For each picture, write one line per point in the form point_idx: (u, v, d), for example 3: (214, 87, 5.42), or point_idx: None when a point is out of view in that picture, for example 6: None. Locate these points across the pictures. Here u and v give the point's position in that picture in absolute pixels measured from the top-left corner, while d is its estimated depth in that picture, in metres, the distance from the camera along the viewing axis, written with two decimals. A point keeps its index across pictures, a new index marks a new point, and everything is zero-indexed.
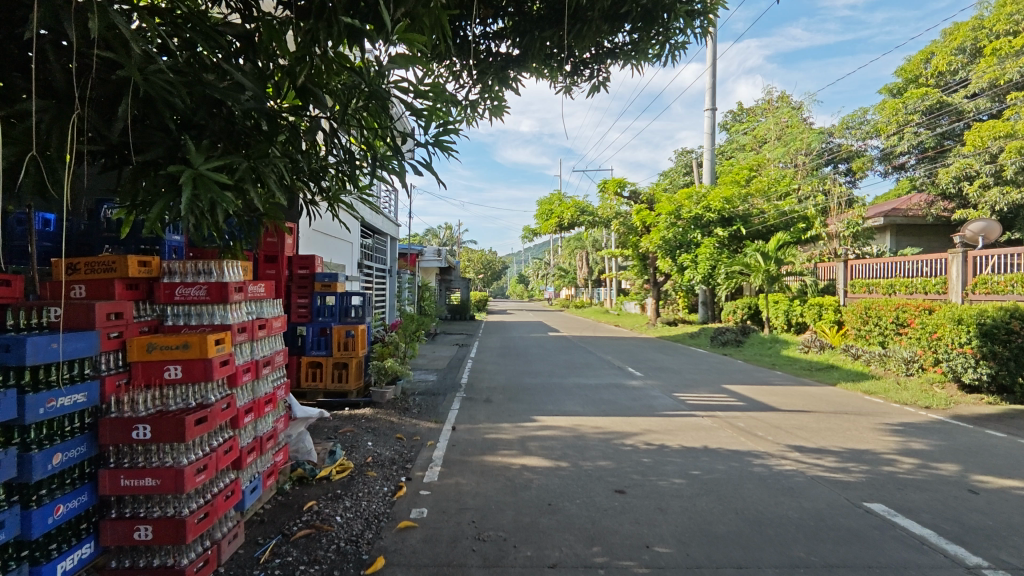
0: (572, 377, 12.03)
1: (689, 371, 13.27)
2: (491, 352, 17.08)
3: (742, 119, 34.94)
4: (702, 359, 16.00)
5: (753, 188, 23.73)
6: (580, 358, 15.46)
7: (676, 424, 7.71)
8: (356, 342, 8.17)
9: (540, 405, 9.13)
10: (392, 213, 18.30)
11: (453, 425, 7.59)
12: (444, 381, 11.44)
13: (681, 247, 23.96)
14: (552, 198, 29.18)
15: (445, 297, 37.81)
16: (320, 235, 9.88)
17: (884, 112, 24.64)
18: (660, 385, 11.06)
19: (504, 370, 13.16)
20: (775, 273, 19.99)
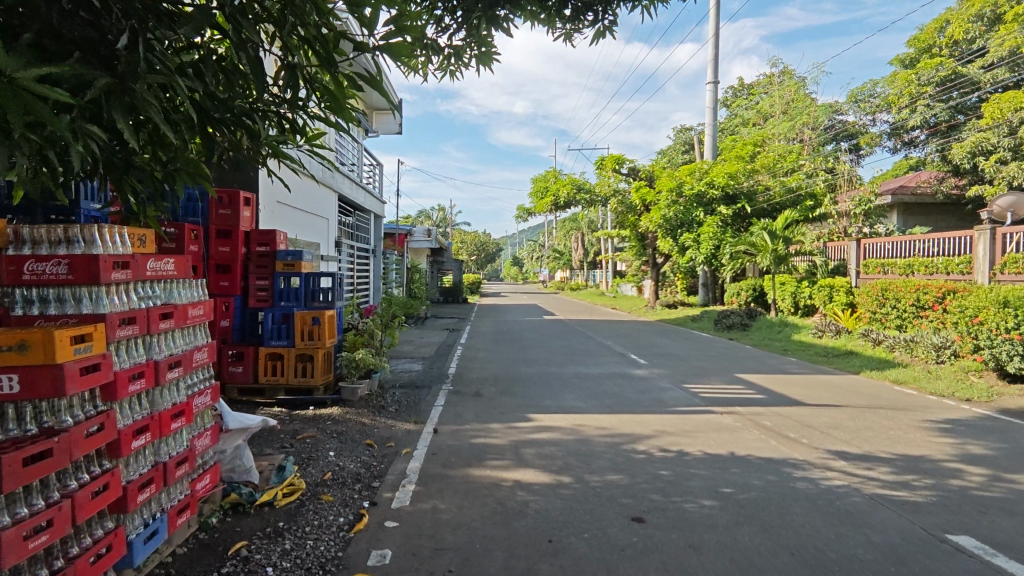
0: (571, 366, 10.99)
1: (696, 358, 12.24)
2: (483, 337, 16.06)
3: (744, 94, 33.62)
4: (709, 344, 14.99)
5: (759, 164, 22.61)
6: (577, 343, 14.41)
7: (694, 424, 6.67)
8: (323, 330, 7.01)
9: (536, 400, 8.07)
10: (376, 189, 17.17)
11: (435, 427, 6.51)
12: (430, 372, 10.36)
13: (683, 226, 22.89)
14: (547, 175, 28.00)
15: (437, 279, 36.72)
16: (282, 207, 8.75)
17: (896, 84, 23.43)
18: (668, 375, 10.04)
19: (495, 358, 12.11)
20: (783, 254, 18.79)
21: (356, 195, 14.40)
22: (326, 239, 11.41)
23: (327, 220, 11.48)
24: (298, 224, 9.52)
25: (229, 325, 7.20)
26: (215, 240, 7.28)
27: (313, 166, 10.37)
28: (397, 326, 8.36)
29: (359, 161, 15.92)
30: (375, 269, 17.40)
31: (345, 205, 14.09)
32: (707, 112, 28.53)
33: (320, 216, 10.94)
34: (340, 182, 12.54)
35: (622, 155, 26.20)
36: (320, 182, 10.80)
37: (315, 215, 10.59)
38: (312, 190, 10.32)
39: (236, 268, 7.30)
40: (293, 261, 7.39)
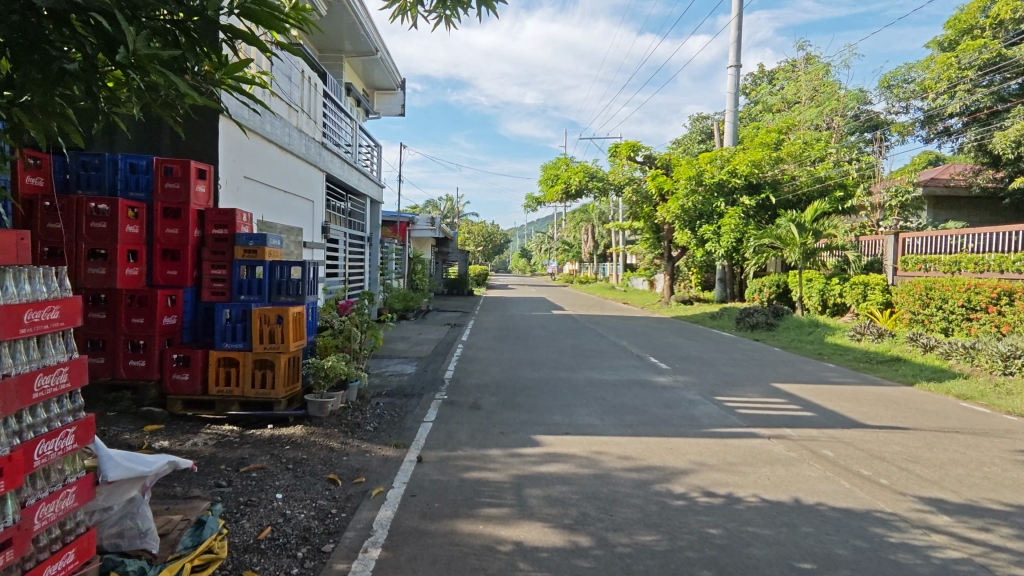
0: (583, 371, 9.74)
1: (723, 362, 10.95)
2: (487, 333, 14.87)
3: (765, 81, 32.01)
4: (733, 345, 13.70)
5: (785, 152, 21.16)
6: (589, 343, 13.16)
7: (740, 455, 5.40)
8: (287, 332, 5.74)
9: (545, 415, 6.83)
10: (373, 172, 16.00)
11: (419, 454, 5.28)
12: (424, 376, 9.15)
13: (702, 217, 21.54)
14: (557, 162, 26.63)
15: (441, 270, 35.50)
16: (250, 183, 7.56)
17: (932, 67, 21.88)
18: (694, 384, 8.77)
19: (499, 358, 10.87)
20: (812, 248, 17.36)
21: (349, 178, 13.19)
22: (310, 225, 10.21)
23: (312, 203, 10.29)
24: (271, 204, 8.32)
25: (177, 323, 5.98)
26: (161, 220, 6.08)
27: (294, 140, 9.16)
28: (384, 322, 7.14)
29: (354, 141, 14.66)
30: (372, 258, 16.19)
31: (336, 188, 12.87)
32: (728, 98, 27.02)
33: (303, 198, 9.74)
34: (329, 162, 11.33)
35: (638, 142, 24.80)
36: (302, 159, 9.59)
37: (295, 196, 9.39)
38: (291, 168, 9.12)
39: (187, 253, 6.09)
40: (255, 247, 6.20)
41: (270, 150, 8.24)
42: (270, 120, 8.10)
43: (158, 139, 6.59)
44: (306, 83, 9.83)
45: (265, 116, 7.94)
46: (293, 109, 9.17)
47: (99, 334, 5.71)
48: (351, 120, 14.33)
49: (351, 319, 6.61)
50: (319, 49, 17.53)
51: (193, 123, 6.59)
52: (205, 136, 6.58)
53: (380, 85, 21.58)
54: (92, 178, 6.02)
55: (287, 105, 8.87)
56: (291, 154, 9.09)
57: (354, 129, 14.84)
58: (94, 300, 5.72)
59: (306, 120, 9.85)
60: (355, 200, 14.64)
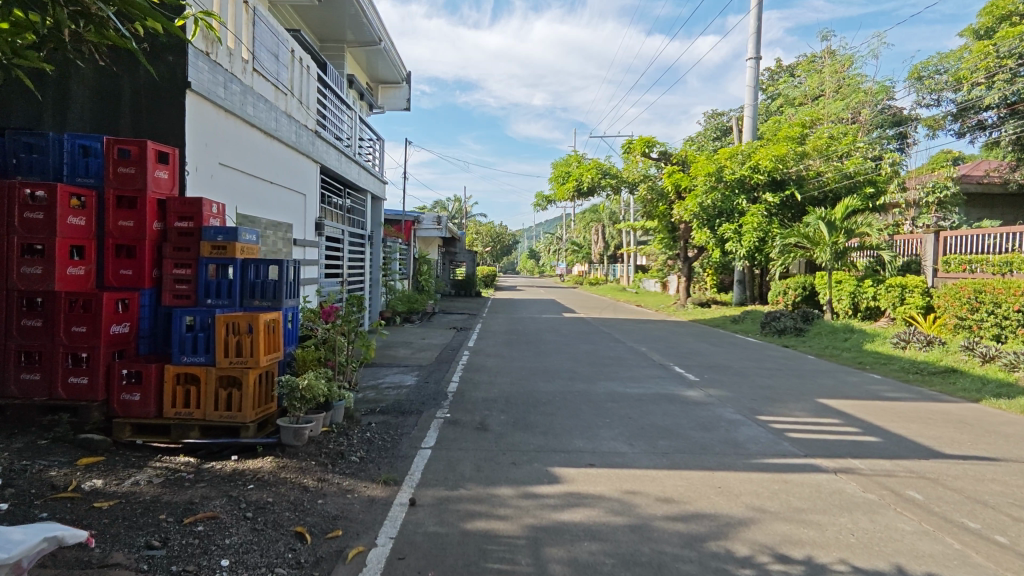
0: (603, 382, 8.74)
1: (756, 373, 9.93)
2: (495, 338, 13.89)
3: (784, 76, 30.88)
4: (763, 352, 12.66)
5: (810, 146, 20.08)
6: (605, 349, 12.18)
7: (806, 498, 4.39)
8: (257, 344, 4.77)
9: (564, 440, 5.84)
10: (374, 166, 15.09)
11: (413, 495, 4.31)
12: (425, 389, 8.19)
13: (722, 215, 20.49)
14: (569, 159, 25.50)
15: (448, 271, 34.57)
16: (227, 171, 6.61)
17: (967, 57, 20.74)
18: (731, 400, 7.75)
19: (509, 367, 9.89)
20: (843, 248, 16.25)
21: (347, 171, 12.23)
22: (301, 220, 9.29)
23: (303, 196, 9.37)
24: (253, 196, 7.37)
25: (131, 331, 5.06)
26: (114, 210, 5.14)
27: (283, 126, 8.22)
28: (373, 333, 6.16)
29: (354, 132, 13.71)
30: (373, 258, 15.25)
31: (332, 183, 11.92)
32: (747, 92, 25.91)
33: (292, 191, 8.82)
34: (325, 154, 10.39)
35: (652, 137, 23.76)
36: (292, 147, 8.65)
37: (284, 187, 8.47)
38: (279, 157, 8.20)
39: (144, 249, 5.16)
40: (224, 242, 5.25)
41: (252, 136, 7.31)
42: (252, 102, 7.16)
43: (116, 119, 5.67)
44: (298, 65, 8.88)
45: (246, 98, 7.01)
46: (282, 92, 8.23)
47: (37, 346, 4.80)
48: (352, 111, 13.37)
49: (335, 329, 5.61)
50: (320, 38, 16.61)
51: (155, 101, 5.65)
52: (170, 114, 5.65)
53: (384, 77, 20.66)
54: (33, 162, 5.14)
55: (275, 87, 7.93)
56: (279, 142, 8.16)
57: (355, 120, 13.88)
58: (29, 304, 4.83)
59: (298, 105, 8.89)
60: (354, 196, 13.68)
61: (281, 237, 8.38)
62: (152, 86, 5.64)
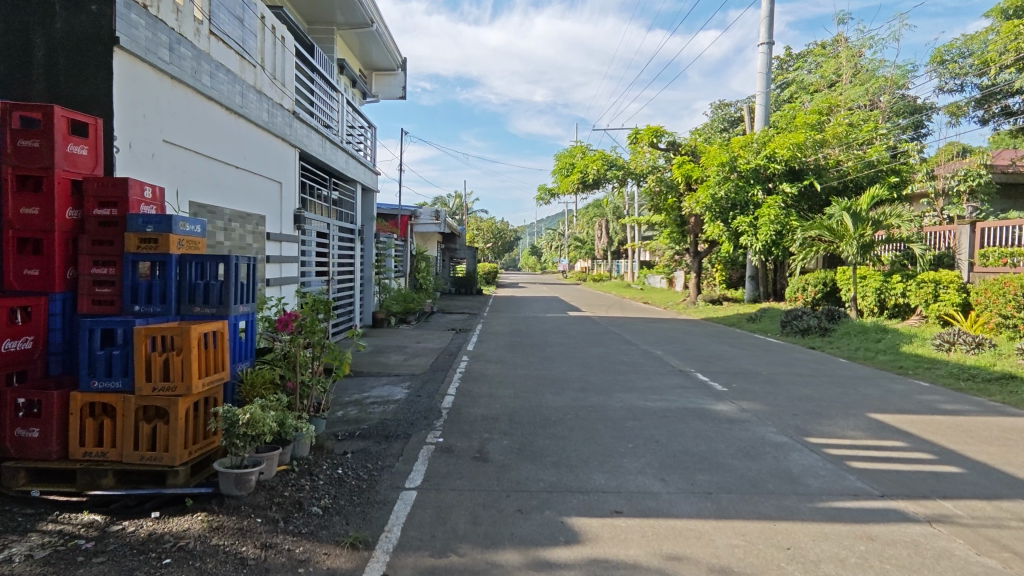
0: (620, 395, 7.66)
1: (788, 380, 8.87)
2: (496, 341, 12.82)
3: (795, 63, 29.66)
4: (788, 355, 11.58)
5: (829, 133, 18.94)
6: (616, 353, 11.09)
7: (908, 567, 3.32)
8: (186, 365, 3.67)
9: (582, 474, 4.76)
10: (365, 156, 14.03)
11: (385, 566, 3.23)
12: (416, 404, 7.13)
13: (735, 208, 19.34)
14: (573, 150, 24.36)
15: (447, 268, 33.44)
16: (172, 150, 5.51)
17: (995, 39, 19.57)
18: (769, 417, 6.69)
19: (513, 376, 8.82)
20: (870, 240, 15.13)
21: (333, 160, 11.13)
22: (276, 211, 8.21)
23: (278, 184, 8.29)
24: (209, 181, 6.28)
25: (37, 348, 4.02)
26: (14, 194, 4.08)
27: (250, 102, 7.14)
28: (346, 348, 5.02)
29: (343, 118, 12.59)
30: (364, 254, 14.17)
31: (316, 172, 10.83)
32: (759, 78, 24.73)
33: (264, 177, 7.75)
34: (305, 139, 9.30)
35: (660, 126, 22.63)
36: (262, 128, 7.57)
37: (252, 173, 7.39)
38: (246, 139, 7.13)
39: (53, 243, 4.10)
40: (154, 234, 4.16)
41: (210, 111, 6.24)
42: (208, 70, 6.08)
43: (27, 83, 4.61)
44: (269, 34, 7.80)
45: (200, 65, 5.93)
46: (250, 64, 7.15)
47: None
48: (340, 94, 12.26)
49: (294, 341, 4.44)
50: (307, 19, 15.49)
51: (74, 60, 4.56)
52: (94, 77, 4.58)
53: (378, 63, 19.51)
54: None
55: (239, 56, 6.85)
56: (246, 121, 7.10)
57: (345, 105, 12.76)
58: None
59: (270, 81, 7.81)
60: (342, 186, 12.56)
61: (249, 230, 7.29)
62: (69, 41, 4.55)
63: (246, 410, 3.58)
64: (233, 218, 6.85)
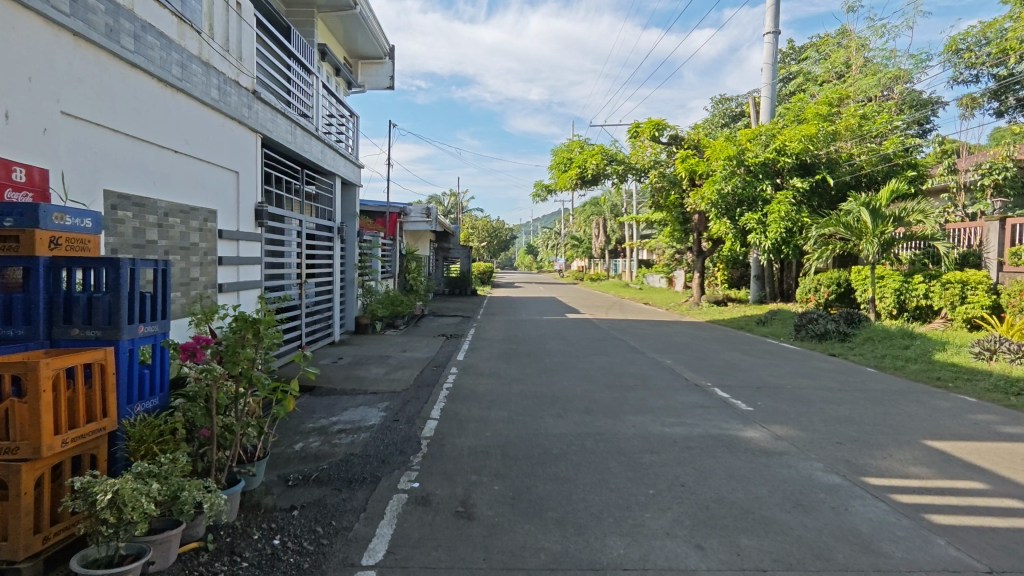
0: (630, 419, 6.58)
1: (818, 397, 7.81)
2: (490, 349, 11.75)
3: (799, 55, 28.68)
4: (809, 364, 10.54)
5: (842, 125, 17.92)
6: (622, 364, 10.02)
7: None
8: (33, 416, 2.54)
9: (595, 541, 3.67)
10: (345, 148, 12.97)
11: None
12: (391, 432, 6.04)
13: (743, 204, 18.31)
14: (570, 145, 23.27)
15: (441, 269, 32.33)
16: (75, 125, 4.43)
17: (1014, 25, 18.57)
18: (812, 448, 5.62)
19: (507, 394, 7.74)
20: (890, 237, 14.12)
21: (306, 150, 10.01)
22: (232, 206, 7.11)
23: (235, 174, 7.19)
24: (134, 166, 5.19)
25: None
26: None
27: (193, 75, 6.05)
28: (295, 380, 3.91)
29: (320, 104, 11.45)
30: (346, 255, 13.07)
31: (285, 163, 9.73)
32: (764, 69, 23.70)
33: (214, 165, 6.65)
34: (269, 124, 8.20)
35: (662, 119, 21.55)
36: (211, 108, 6.49)
37: (198, 160, 6.31)
38: (188, 118, 6.04)
39: None
40: (13, 230, 3.03)
41: (136, 82, 5.17)
42: (129, 30, 5.01)
43: None
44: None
45: (118, 23, 4.86)
46: (191, 29, 6.07)
47: None
48: (315, 78, 11.14)
49: (209, 376, 3.24)
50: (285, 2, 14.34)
51: None
52: None
53: (364, 51, 18.37)
54: None
55: (177, 19, 5.78)
56: (189, 97, 6.02)
57: (322, 91, 11.62)
58: None
59: (223, 54, 6.73)
60: (318, 180, 11.44)
61: (192, 228, 6.19)
62: None
63: (110, 482, 2.45)
64: (168, 211, 5.74)
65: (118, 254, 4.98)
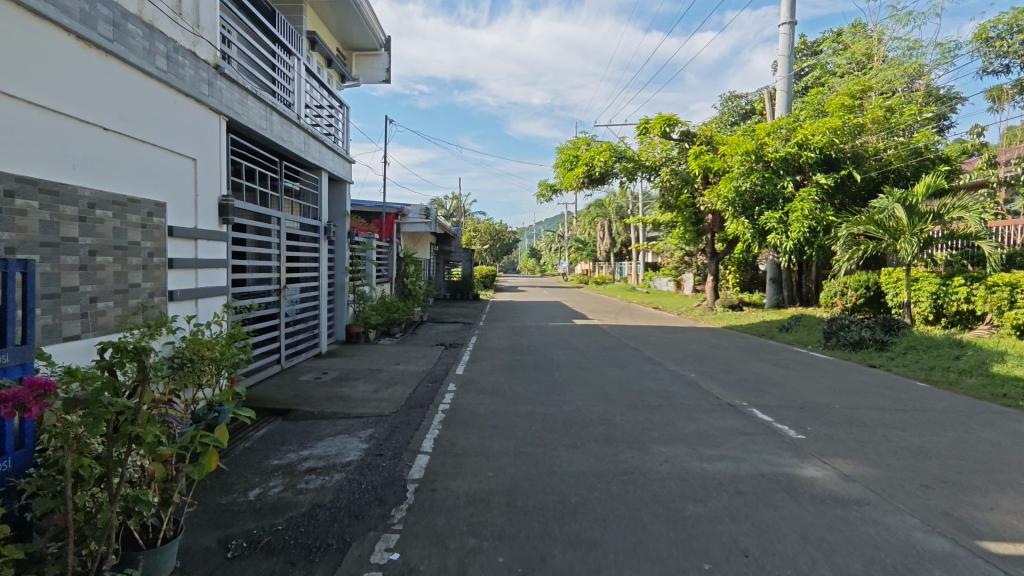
0: (662, 452, 5.46)
1: (875, 421, 6.70)
2: (493, 360, 10.65)
3: (813, 50, 27.60)
4: (849, 377, 9.43)
5: (868, 118, 16.77)
6: (640, 379, 8.90)
7: None
8: None
9: None
10: (335, 143, 11.91)
11: None
12: (372, 471, 4.96)
13: (762, 202, 17.20)
14: (577, 141, 22.17)
15: (443, 273, 31.20)
16: None
17: None
18: (895, 494, 4.49)
19: (512, 418, 6.63)
20: (927, 236, 13.00)
21: (287, 139, 8.88)
22: (188, 200, 6.03)
23: (192, 162, 6.11)
24: (44, 144, 4.14)
25: None
26: None
27: (129, 37, 5.00)
28: (226, 426, 2.81)
29: (303, 91, 10.32)
30: (335, 259, 11.99)
31: (261, 154, 8.63)
32: (779, 62, 22.56)
33: (163, 150, 5.58)
34: (238, 106, 7.08)
35: (673, 114, 20.42)
36: (158, 81, 5.43)
37: (140, 142, 5.24)
38: (124, 90, 4.96)
39: None
40: None
41: (47, 36, 4.15)
42: None
43: None
44: None
45: None
46: None
47: None
48: (297, 60, 10.01)
49: (62, 441, 2.18)
50: None
51: None
52: None
53: (358, 42, 17.30)
54: None
55: None
56: (125, 64, 4.95)
57: (307, 77, 10.54)
58: None
59: (173, 17, 5.67)
60: (302, 176, 10.36)
61: (131, 223, 5.12)
62: None
63: None
64: (94, 202, 4.65)
65: (15, 253, 3.88)
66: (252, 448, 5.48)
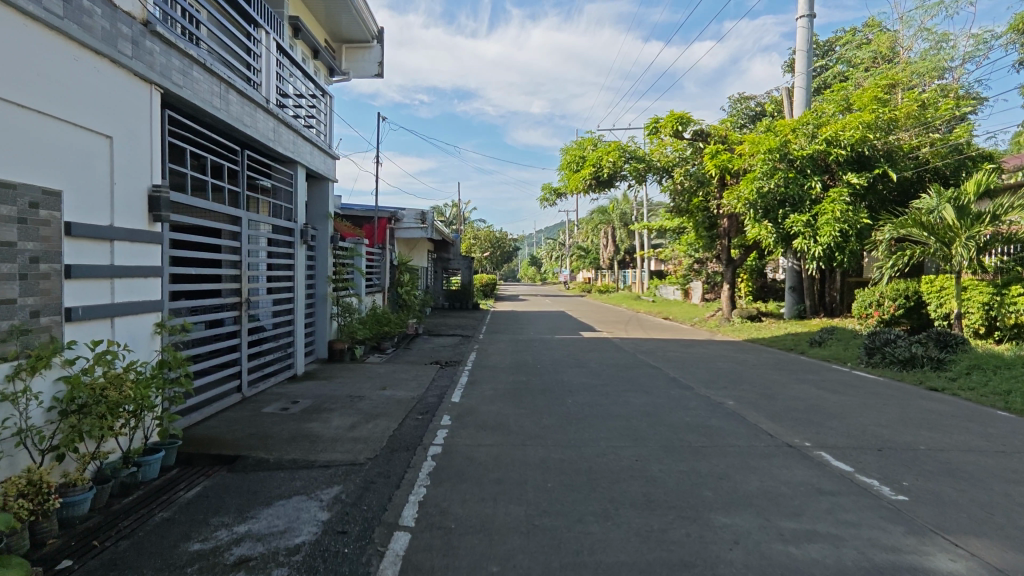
0: (727, 528, 4.01)
1: (981, 471, 5.27)
2: (495, 383, 9.22)
3: (827, 48, 26.36)
4: (914, 405, 8.01)
5: (902, 112, 15.42)
6: (671, 409, 7.46)
7: None
8: None
9: None
10: (316, 136, 10.50)
11: None
12: (328, 562, 3.53)
13: (786, 204, 15.78)
14: (582, 142, 20.81)
15: (441, 281, 29.76)
16: None
17: None
18: None
19: (521, 469, 5.18)
20: (983, 240, 11.58)
21: (249, 124, 7.46)
22: (100, 189, 4.62)
23: (107, 141, 4.71)
24: None
25: None
26: None
27: None
28: None
29: (275, 73, 8.92)
30: (315, 267, 10.57)
31: (218, 141, 7.21)
32: (796, 58, 21.24)
33: (58, 120, 4.19)
34: (178, 76, 5.69)
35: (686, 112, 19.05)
36: (49, 27, 4.07)
37: (18, 106, 3.85)
38: None
39: None
40: None
41: None
42: None
43: None
44: None
45: None
46: None
47: None
48: (267, 36, 8.62)
49: None
50: None
51: None
52: None
53: (347, 33, 15.95)
54: None
55: None
56: None
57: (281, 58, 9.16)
58: None
59: None
60: (273, 171, 8.94)
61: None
62: None
63: None
64: None
65: None
66: (170, 522, 4.03)
